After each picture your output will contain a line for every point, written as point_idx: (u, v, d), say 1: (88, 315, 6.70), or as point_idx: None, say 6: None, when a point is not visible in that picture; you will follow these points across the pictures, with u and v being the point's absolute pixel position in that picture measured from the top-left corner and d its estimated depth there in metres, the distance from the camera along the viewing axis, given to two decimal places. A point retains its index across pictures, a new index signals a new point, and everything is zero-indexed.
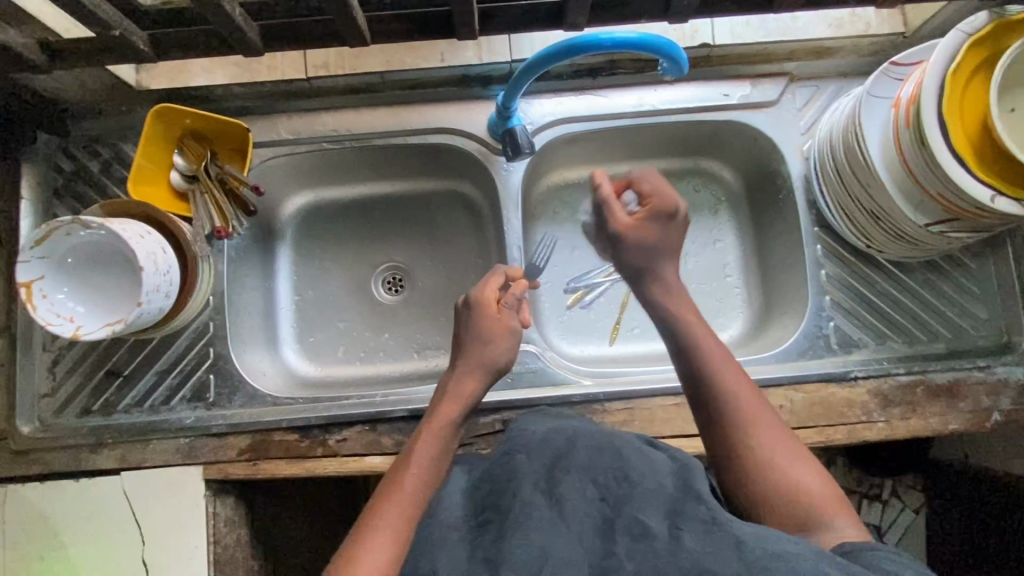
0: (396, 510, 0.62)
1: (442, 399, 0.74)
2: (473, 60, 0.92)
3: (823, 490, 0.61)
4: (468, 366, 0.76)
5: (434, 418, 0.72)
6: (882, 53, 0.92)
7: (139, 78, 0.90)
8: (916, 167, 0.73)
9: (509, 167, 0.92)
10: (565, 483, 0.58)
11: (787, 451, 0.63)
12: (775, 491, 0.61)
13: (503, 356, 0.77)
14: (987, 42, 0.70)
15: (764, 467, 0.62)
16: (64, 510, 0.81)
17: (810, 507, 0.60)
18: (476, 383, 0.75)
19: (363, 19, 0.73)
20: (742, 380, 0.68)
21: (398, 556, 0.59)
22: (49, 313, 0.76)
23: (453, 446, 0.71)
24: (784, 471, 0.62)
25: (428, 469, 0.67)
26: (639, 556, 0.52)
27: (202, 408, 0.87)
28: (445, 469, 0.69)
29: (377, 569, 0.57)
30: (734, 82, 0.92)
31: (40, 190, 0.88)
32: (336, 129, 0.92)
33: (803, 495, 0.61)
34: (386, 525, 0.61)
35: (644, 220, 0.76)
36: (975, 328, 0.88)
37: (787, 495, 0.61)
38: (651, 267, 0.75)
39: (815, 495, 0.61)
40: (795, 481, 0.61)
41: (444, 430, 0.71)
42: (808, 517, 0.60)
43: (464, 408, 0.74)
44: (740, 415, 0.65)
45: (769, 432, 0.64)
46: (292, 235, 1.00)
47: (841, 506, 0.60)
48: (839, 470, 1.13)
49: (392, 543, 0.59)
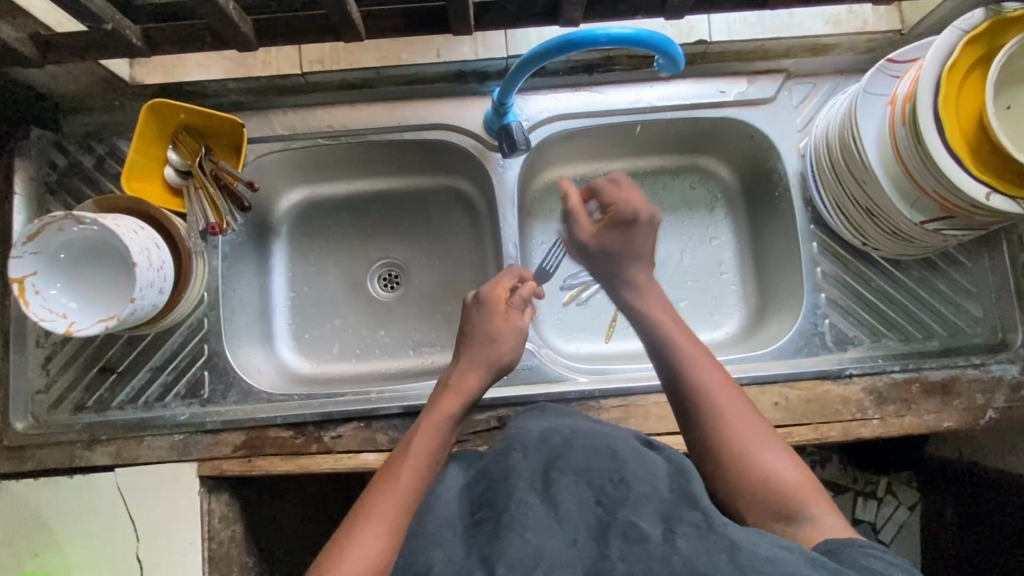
0: (388, 502, 0.64)
1: (444, 392, 0.75)
2: (470, 56, 0.90)
3: (803, 483, 0.61)
4: (471, 363, 0.77)
5: (434, 410, 0.73)
6: (879, 50, 0.92)
7: (133, 72, 0.88)
8: (910, 164, 0.73)
9: (504, 163, 0.92)
10: (559, 485, 0.58)
11: (767, 442, 0.63)
12: (754, 482, 0.61)
13: (503, 354, 0.78)
14: (984, 39, 0.70)
15: (744, 460, 0.62)
16: (58, 506, 0.80)
17: (788, 499, 0.60)
18: (478, 380, 0.76)
19: (358, 14, 0.73)
20: (721, 375, 0.68)
21: (394, 544, 0.60)
22: (43, 310, 0.76)
23: (451, 439, 0.73)
24: (762, 464, 0.62)
25: (424, 463, 0.68)
26: (632, 558, 0.51)
27: (197, 405, 0.87)
28: (441, 462, 0.71)
29: (373, 556, 0.59)
30: (730, 80, 0.92)
31: (33, 185, 0.87)
32: (331, 125, 0.92)
33: (784, 487, 0.60)
34: (379, 516, 0.62)
35: (606, 232, 0.78)
36: (970, 325, 0.88)
37: (768, 488, 0.61)
38: (620, 276, 0.78)
39: (794, 485, 0.60)
40: (773, 473, 0.61)
41: (443, 424, 0.72)
42: (788, 507, 0.59)
43: (466, 403, 0.75)
44: (716, 409, 0.65)
45: (750, 424, 0.64)
46: (287, 231, 1.00)
47: (820, 497, 0.60)
48: (834, 468, 1.13)
49: (387, 530, 0.61)
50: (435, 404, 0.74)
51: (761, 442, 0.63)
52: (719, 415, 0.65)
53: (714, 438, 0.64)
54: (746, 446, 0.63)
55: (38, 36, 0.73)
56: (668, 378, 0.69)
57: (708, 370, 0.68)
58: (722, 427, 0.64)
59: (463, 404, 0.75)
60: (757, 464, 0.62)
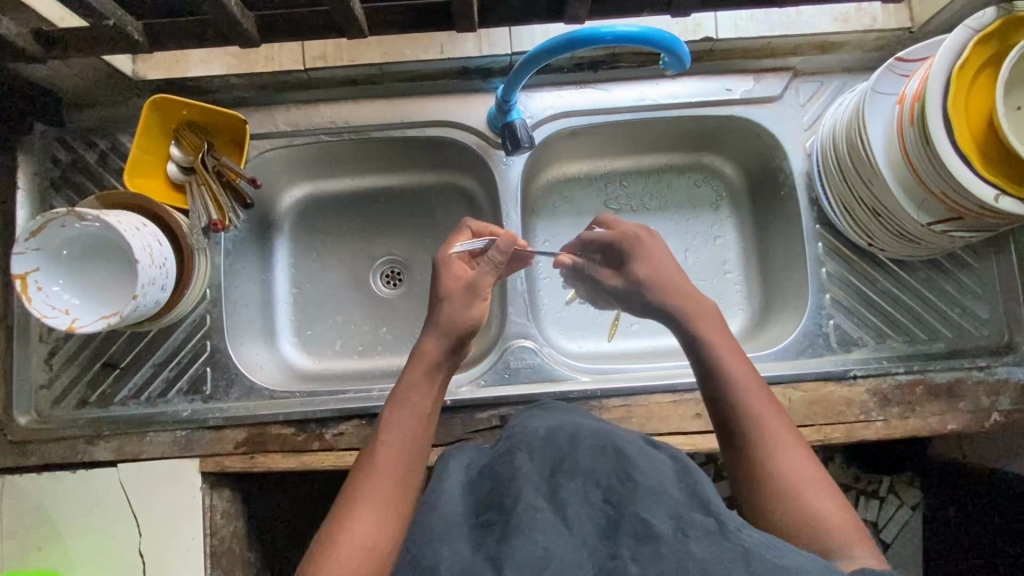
0: (375, 485, 0.63)
1: (410, 365, 0.72)
2: (473, 52, 0.88)
3: (843, 520, 0.59)
4: (436, 328, 0.73)
5: (402, 381, 0.72)
6: (888, 47, 0.90)
7: (135, 67, 0.86)
8: (919, 165, 0.72)
9: (508, 161, 0.91)
10: (566, 487, 0.58)
11: (807, 473, 0.61)
12: (802, 518, 0.59)
13: (469, 319, 0.75)
14: (995, 38, 0.69)
15: (787, 491, 0.60)
16: (63, 501, 0.81)
17: (827, 531, 0.58)
18: (439, 346, 0.73)
19: (360, 10, 0.72)
20: (766, 400, 0.66)
21: (387, 528, 0.61)
22: (45, 307, 0.76)
23: (429, 405, 0.71)
24: (801, 496, 0.60)
25: (403, 443, 0.67)
26: (643, 559, 0.50)
27: (199, 401, 0.87)
28: (425, 435, 0.69)
29: (366, 543, 0.59)
30: (737, 78, 0.92)
31: (36, 180, 0.87)
32: (334, 122, 0.91)
33: (827, 521, 0.58)
34: (367, 502, 0.62)
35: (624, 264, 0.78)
36: (976, 328, 0.88)
37: (809, 523, 0.59)
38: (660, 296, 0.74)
39: (836, 524, 0.58)
40: (811, 506, 0.59)
41: (415, 394, 0.71)
42: (830, 546, 0.57)
43: (434, 371, 0.72)
44: (762, 431, 0.64)
45: (789, 453, 0.63)
46: (290, 228, 1.00)
47: (862, 538, 0.58)
48: (838, 466, 1.11)
49: (376, 518, 0.61)
50: (402, 375, 0.72)
51: (805, 479, 0.61)
52: (766, 444, 0.63)
53: (758, 449, 0.63)
54: (786, 473, 0.61)
55: (39, 31, 0.72)
56: (712, 393, 0.68)
57: (758, 397, 0.66)
58: (759, 466, 0.62)
59: (431, 375, 0.72)
60: (796, 500, 0.60)
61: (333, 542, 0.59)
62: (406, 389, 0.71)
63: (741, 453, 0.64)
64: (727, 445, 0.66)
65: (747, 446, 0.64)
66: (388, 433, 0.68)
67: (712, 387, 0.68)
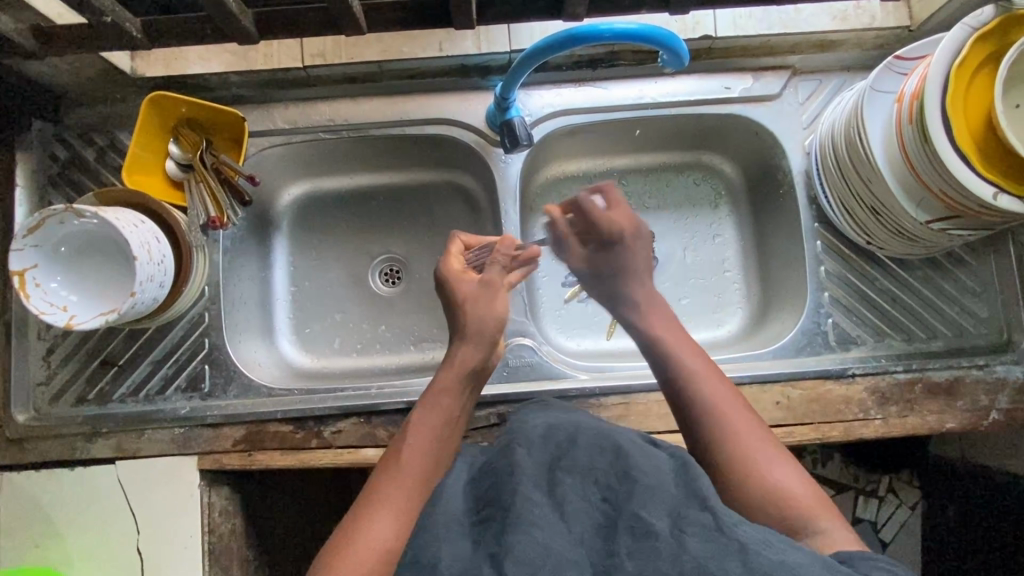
0: (395, 485, 0.65)
1: (443, 371, 0.75)
2: (472, 50, 0.88)
3: (813, 497, 0.61)
4: (469, 336, 0.76)
5: (433, 388, 0.74)
6: (887, 46, 0.90)
7: (133, 64, 0.86)
8: (917, 163, 0.72)
9: (506, 159, 0.91)
10: (564, 484, 0.57)
11: (772, 454, 0.63)
12: (772, 498, 0.61)
13: (491, 318, 0.77)
14: (993, 36, 0.69)
15: (755, 473, 0.62)
16: (61, 499, 0.81)
17: (798, 509, 0.60)
18: (477, 355, 0.75)
19: (358, 7, 0.72)
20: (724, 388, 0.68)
21: (403, 525, 0.61)
22: (44, 303, 0.75)
23: (457, 413, 0.73)
24: (771, 477, 0.62)
25: (428, 446, 0.69)
26: (640, 555, 0.50)
27: (197, 398, 0.87)
28: (450, 442, 0.71)
29: (382, 540, 0.60)
30: (736, 76, 0.92)
31: (35, 177, 0.87)
32: (333, 119, 0.91)
33: (797, 499, 0.60)
34: (386, 501, 0.63)
35: (595, 254, 0.80)
36: (975, 326, 0.88)
37: (781, 502, 0.60)
38: (620, 293, 0.78)
39: (806, 501, 0.60)
40: (782, 486, 0.61)
41: (444, 401, 0.73)
42: (801, 523, 0.59)
43: (465, 380, 0.74)
44: (722, 418, 0.65)
45: (752, 437, 0.64)
46: (288, 226, 1.00)
47: (832, 512, 0.60)
48: (836, 465, 1.12)
49: (394, 515, 0.62)
50: (434, 382, 0.74)
51: (771, 460, 0.63)
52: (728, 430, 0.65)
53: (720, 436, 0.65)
54: (751, 455, 0.63)
55: (39, 28, 0.72)
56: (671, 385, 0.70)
57: (715, 385, 0.68)
58: (724, 451, 0.64)
59: (463, 382, 0.74)
60: (763, 479, 0.61)
61: (351, 538, 0.60)
62: (436, 395, 0.73)
63: (701, 441, 0.65)
64: (689, 434, 0.67)
65: (706, 437, 0.65)
66: (413, 437, 0.69)
67: (674, 383, 0.69)
